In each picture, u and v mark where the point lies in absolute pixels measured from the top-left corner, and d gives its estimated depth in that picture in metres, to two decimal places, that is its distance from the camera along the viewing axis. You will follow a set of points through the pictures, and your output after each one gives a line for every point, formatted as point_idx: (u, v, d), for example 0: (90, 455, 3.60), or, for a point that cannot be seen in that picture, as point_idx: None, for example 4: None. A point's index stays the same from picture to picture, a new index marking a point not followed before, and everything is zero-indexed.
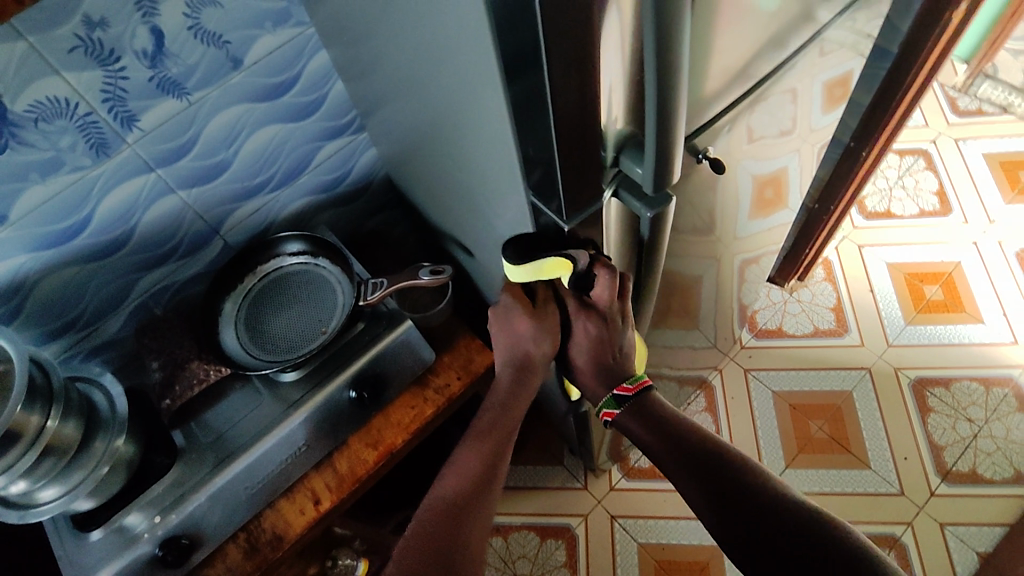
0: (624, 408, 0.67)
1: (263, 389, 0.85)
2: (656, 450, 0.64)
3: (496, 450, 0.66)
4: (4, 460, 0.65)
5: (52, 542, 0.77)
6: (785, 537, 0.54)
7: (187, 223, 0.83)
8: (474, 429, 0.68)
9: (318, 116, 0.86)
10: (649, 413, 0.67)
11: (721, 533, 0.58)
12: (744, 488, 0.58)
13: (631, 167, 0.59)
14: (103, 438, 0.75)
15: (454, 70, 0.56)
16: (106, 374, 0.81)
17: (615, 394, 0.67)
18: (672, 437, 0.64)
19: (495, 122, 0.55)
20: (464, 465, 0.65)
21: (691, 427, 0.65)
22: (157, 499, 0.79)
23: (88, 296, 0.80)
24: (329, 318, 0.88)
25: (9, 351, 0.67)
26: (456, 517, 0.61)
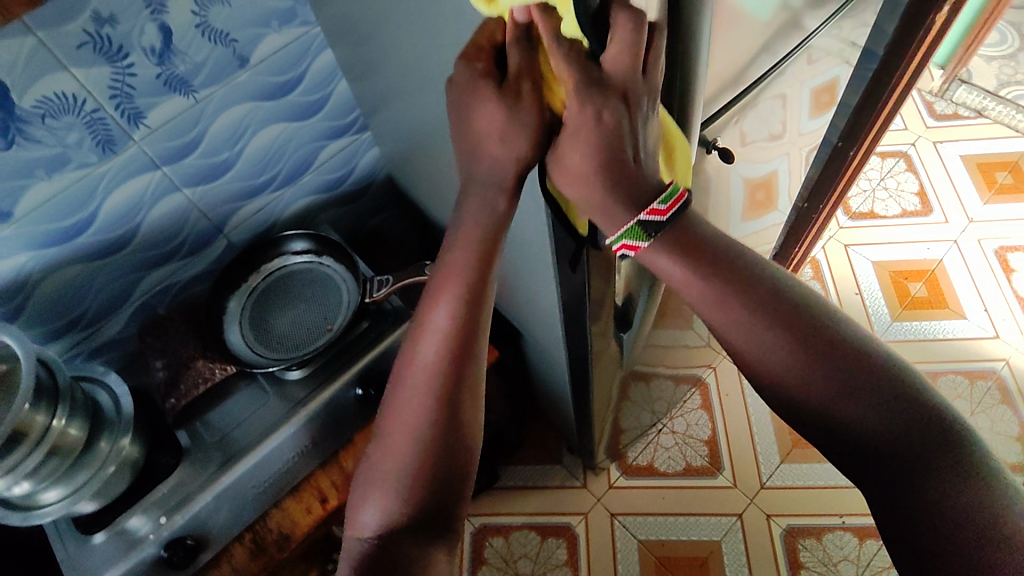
0: (655, 238, 0.47)
1: (268, 388, 0.85)
2: (703, 297, 0.47)
3: (467, 317, 0.49)
4: (8, 462, 0.64)
5: (53, 545, 0.76)
6: (864, 396, 0.44)
7: (190, 222, 0.83)
8: (439, 275, 0.50)
9: (321, 115, 0.86)
10: (690, 246, 0.47)
11: (783, 387, 0.47)
12: (822, 342, 0.45)
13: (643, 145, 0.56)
14: (108, 437, 0.74)
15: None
16: (111, 374, 0.80)
17: (640, 219, 0.46)
18: (726, 276, 0.47)
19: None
20: (429, 345, 0.49)
21: (746, 258, 0.48)
22: (161, 501, 0.77)
23: (90, 295, 0.80)
24: (334, 316, 0.88)
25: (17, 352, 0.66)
26: (437, 390, 0.48)
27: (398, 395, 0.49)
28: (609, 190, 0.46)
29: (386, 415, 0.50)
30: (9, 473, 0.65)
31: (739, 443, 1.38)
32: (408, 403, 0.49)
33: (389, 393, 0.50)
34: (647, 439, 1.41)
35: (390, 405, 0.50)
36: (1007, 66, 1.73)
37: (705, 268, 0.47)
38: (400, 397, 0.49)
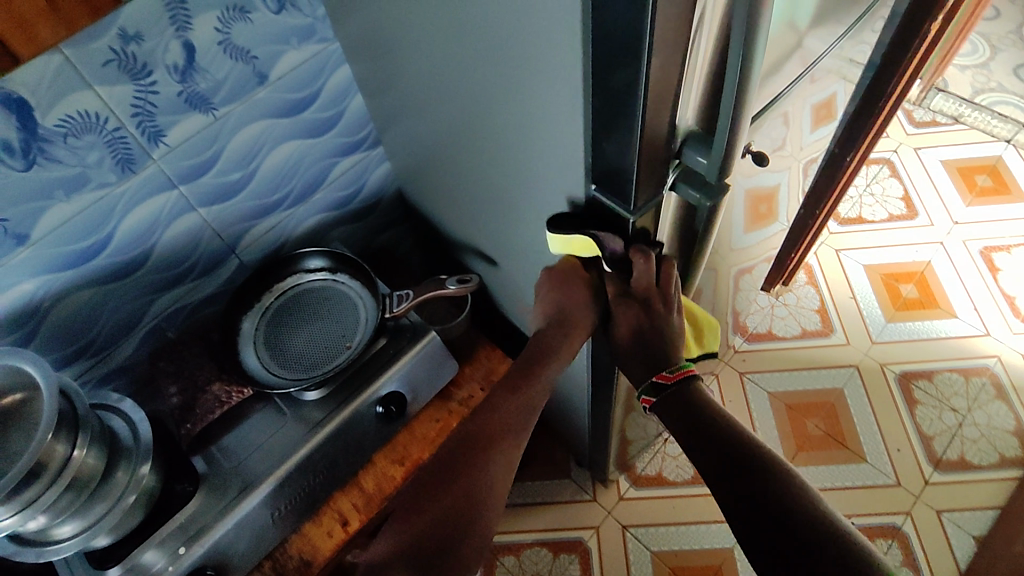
0: (661, 395, 0.62)
1: (285, 410, 0.83)
2: (687, 433, 0.60)
3: (525, 403, 0.66)
4: (25, 497, 0.61)
5: None
6: (806, 544, 0.50)
7: (204, 241, 0.82)
8: (512, 377, 0.67)
9: (335, 132, 0.86)
10: (686, 405, 0.62)
11: (733, 516, 0.55)
12: (770, 482, 0.54)
13: (693, 159, 0.54)
14: (126, 467, 0.72)
15: (497, 91, 0.58)
16: (125, 401, 0.78)
17: (654, 380, 0.62)
18: (707, 429, 0.59)
19: (547, 136, 0.56)
20: (490, 415, 0.65)
21: (730, 420, 0.60)
22: (178, 532, 0.74)
23: (102, 319, 0.77)
24: (352, 332, 0.87)
25: (39, 379, 0.63)
26: (484, 464, 0.62)
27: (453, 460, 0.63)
28: (637, 364, 0.64)
29: (445, 460, 0.63)
30: (24, 509, 0.61)
31: None
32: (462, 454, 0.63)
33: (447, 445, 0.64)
34: (654, 448, 1.41)
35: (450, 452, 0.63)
36: (980, 74, 1.81)
37: (692, 418, 0.61)
38: (458, 448, 0.63)
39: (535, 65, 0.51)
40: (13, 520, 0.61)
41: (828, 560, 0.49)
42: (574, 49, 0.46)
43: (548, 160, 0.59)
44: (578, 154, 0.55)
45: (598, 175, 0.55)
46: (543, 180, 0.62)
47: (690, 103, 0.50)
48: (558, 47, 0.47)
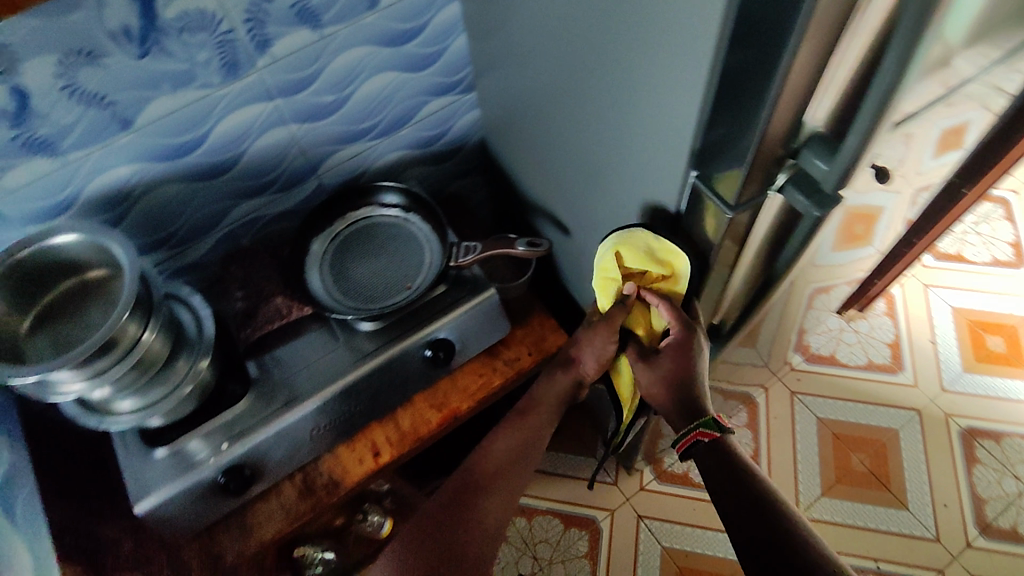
0: (719, 437, 0.65)
1: (339, 336, 0.85)
2: (717, 487, 0.63)
3: (529, 446, 0.77)
4: (95, 369, 0.65)
5: (117, 450, 0.78)
6: None
7: (290, 157, 0.83)
8: (508, 425, 0.78)
9: (433, 70, 0.85)
10: (727, 457, 0.64)
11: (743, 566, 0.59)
12: (786, 547, 0.57)
13: (811, 163, 0.51)
14: (187, 358, 0.76)
15: (609, 55, 0.55)
16: (194, 296, 0.81)
17: (714, 416, 0.65)
18: (738, 483, 0.62)
19: (654, 111, 0.53)
20: (498, 455, 0.76)
21: (759, 478, 0.62)
22: (224, 428, 0.78)
23: (185, 214, 0.81)
24: (414, 272, 0.87)
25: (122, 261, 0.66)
26: (472, 507, 0.73)
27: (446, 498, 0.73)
28: (689, 403, 0.66)
29: (441, 505, 0.73)
30: (93, 379, 0.65)
31: (780, 466, 1.34)
32: (475, 489, 0.74)
33: (463, 477, 0.75)
34: None
35: (465, 486, 0.74)
36: None
37: (725, 471, 0.63)
38: (472, 482, 0.74)
39: (660, 32, 0.47)
40: (82, 387, 0.65)
41: None
42: (708, 20, 0.42)
43: (648, 136, 0.56)
44: (684, 135, 0.51)
45: (701, 160, 0.52)
46: (638, 155, 0.59)
47: (824, 98, 0.47)
48: (689, 17, 0.44)
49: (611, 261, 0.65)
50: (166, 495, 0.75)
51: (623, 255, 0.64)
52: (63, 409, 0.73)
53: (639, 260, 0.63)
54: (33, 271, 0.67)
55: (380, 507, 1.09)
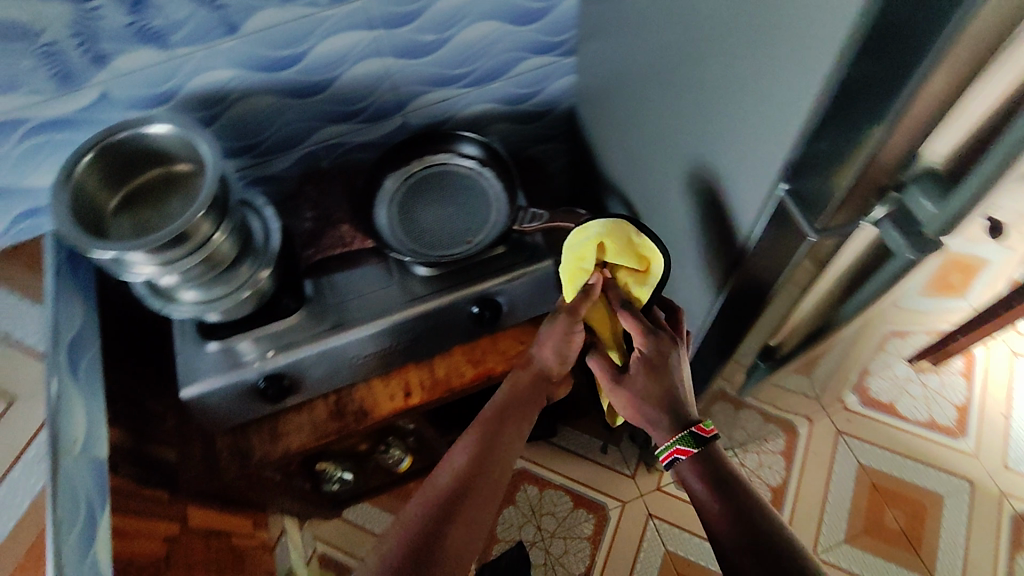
0: (700, 448, 0.65)
1: (392, 275, 0.86)
2: (713, 510, 0.63)
3: (495, 454, 0.68)
4: (164, 258, 0.68)
5: (175, 336, 0.83)
6: None
7: (381, 90, 0.85)
8: (473, 427, 0.70)
9: (537, 26, 0.85)
10: (716, 464, 0.65)
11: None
12: (767, 552, 0.58)
13: (916, 201, 0.46)
14: (251, 265, 0.79)
15: (721, 42, 0.51)
16: (268, 208, 0.84)
17: (692, 431, 0.65)
18: (721, 488, 0.63)
19: (756, 111, 0.50)
20: (467, 464, 0.67)
21: (758, 501, 0.62)
22: (274, 337, 0.82)
23: (274, 128, 0.83)
24: (477, 227, 0.87)
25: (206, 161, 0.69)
26: (443, 514, 0.63)
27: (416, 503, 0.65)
28: (660, 415, 0.67)
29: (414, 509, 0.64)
30: (162, 267, 0.69)
31: (806, 502, 1.29)
32: (453, 504, 0.64)
33: (440, 490, 0.65)
34: None
35: (440, 503, 0.64)
36: None
37: (708, 477, 0.64)
38: (453, 494, 0.65)
39: (782, 27, 0.44)
40: (151, 272, 0.69)
41: None
42: (835, 26, 0.39)
43: (744, 137, 0.52)
44: (782, 143, 0.48)
45: (795, 173, 0.48)
46: (728, 155, 0.56)
47: (951, 130, 0.42)
48: (817, 18, 0.40)
49: (588, 240, 0.69)
50: (211, 386, 0.80)
51: (604, 238, 0.68)
52: (135, 288, 0.78)
53: (618, 249, 0.68)
54: (127, 154, 0.71)
55: (402, 444, 1.13)
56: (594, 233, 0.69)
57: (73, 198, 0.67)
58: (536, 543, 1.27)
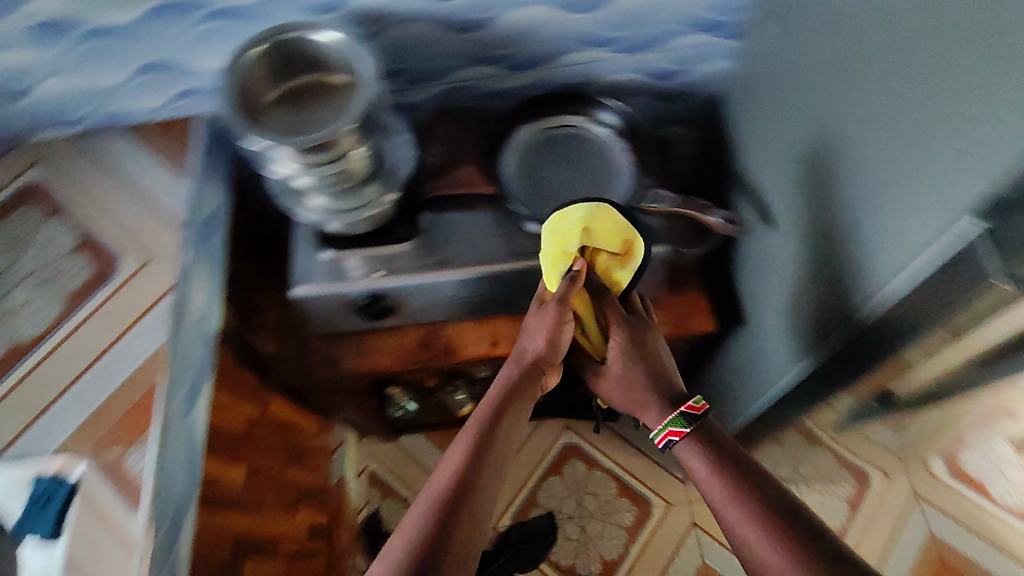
0: (693, 428, 0.69)
1: (503, 226, 0.85)
2: (716, 491, 0.65)
3: (491, 449, 0.68)
4: (305, 161, 0.72)
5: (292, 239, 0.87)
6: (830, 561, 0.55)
7: (533, 39, 0.83)
8: (468, 425, 0.71)
9: (708, 2, 0.80)
10: (713, 442, 0.68)
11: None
12: (779, 518, 0.60)
13: None
14: (377, 187, 0.81)
15: (939, 52, 0.46)
16: (399, 134, 0.86)
17: (681, 412, 0.70)
18: (723, 463, 0.66)
19: (963, 136, 0.45)
20: (466, 462, 0.66)
21: (766, 483, 0.64)
22: (382, 259, 0.84)
23: (423, 57, 0.84)
24: (597, 196, 0.85)
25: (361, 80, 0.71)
26: (451, 504, 0.62)
27: (424, 496, 0.64)
28: (651, 398, 0.74)
29: (422, 500, 0.63)
30: (301, 168, 0.73)
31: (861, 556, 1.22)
32: (461, 500, 0.63)
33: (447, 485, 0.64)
34: None
35: (445, 503, 0.62)
36: None
37: (707, 454, 0.67)
38: (461, 490, 0.64)
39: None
40: (292, 171, 0.73)
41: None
42: None
43: (938, 161, 0.47)
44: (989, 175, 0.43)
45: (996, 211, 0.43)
46: (909, 177, 0.51)
47: None
48: None
49: (574, 224, 0.72)
50: (317, 292, 0.84)
51: (591, 223, 0.72)
52: (273, 184, 0.83)
53: (604, 233, 0.72)
54: (291, 56, 0.74)
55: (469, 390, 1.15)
56: (577, 219, 0.72)
57: (237, 87, 0.71)
58: (573, 519, 1.27)
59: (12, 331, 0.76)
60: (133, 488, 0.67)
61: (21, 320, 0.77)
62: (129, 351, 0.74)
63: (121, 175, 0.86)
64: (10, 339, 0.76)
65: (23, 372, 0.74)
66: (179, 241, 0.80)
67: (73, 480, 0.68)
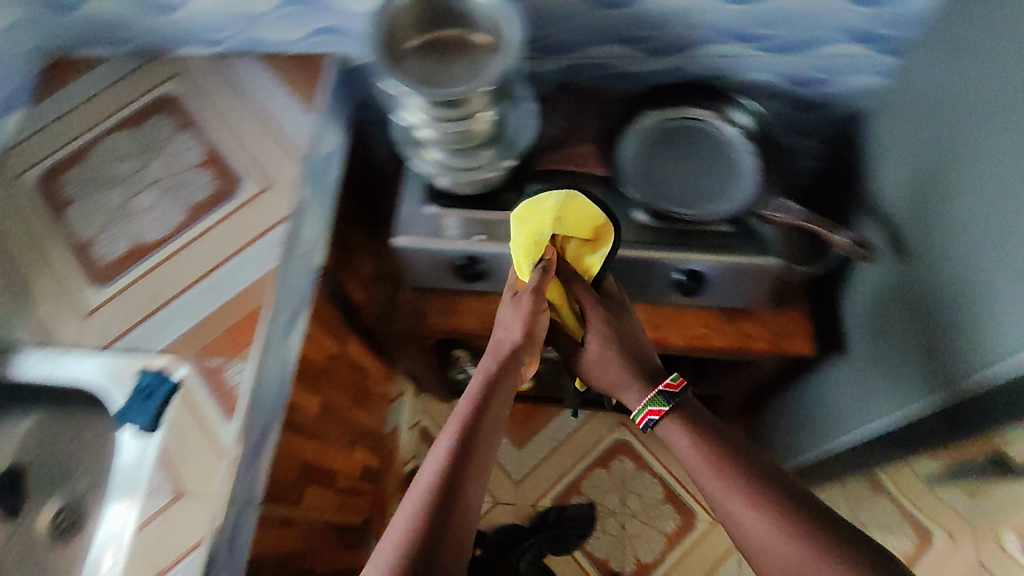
0: (671, 406, 0.68)
1: (609, 211, 0.80)
2: (700, 471, 0.64)
3: (480, 441, 0.64)
4: (434, 114, 0.72)
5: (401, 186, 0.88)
6: (833, 540, 0.56)
7: (677, 25, 0.80)
8: (456, 411, 0.66)
9: (874, 11, 0.74)
10: (694, 420, 0.67)
11: (758, 557, 0.59)
12: (769, 496, 0.60)
13: None
14: (495, 153, 0.81)
15: None
16: (521, 103, 0.85)
17: (659, 391, 0.69)
18: (708, 440, 0.65)
19: None
20: (453, 457, 0.61)
21: (749, 462, 0.63)
22: (483, 224, 0.82)
23: (561, 28, 0.81)
24: (714, 197, 0.80)
25: (506, 45, 0.70)
26: (444, 496, 0.58)
27: (415, 485, 0.60)
28: (630, 378, 0.72)
29: (415, 490, 0.60)
30: (427, 120, 0.74)
31: None
32: (451, 500, 0.59)
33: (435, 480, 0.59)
34: None
35: (438, 494, 0.58)
36: None
37: (690, 431, 0.66)
38: (450, 489, 0.59)
39: None
40: (419, 122, 0.74)
41: (846, 551, 0.55)
42: None
43: None
44: None
45: None
46: None
47: None
48: None
49: (544, 215, 0.70)
50: (412, 245, 0.84)
51: (562, 213, 0.70)
52: (396, 129, 0.85)
53: (575, 222, 0.71)
54: (440, 8, 0.73)
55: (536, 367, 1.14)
56: (547, 209, 0.70)
57: (384, 30, 0.71)
58: (615, 514, 1.27)
59: (134, 232, 0.81)
60: (229, 397, 0.70)
61: (144, 224, 0.81)
62: (239, 269, 0.77)
63: (250, 101, 0.88)
64: (133, 239, 0.80)
65: (141, 272, 0.78)
66: (300, 174, 0.83)
67: (176, 380, 0.71)
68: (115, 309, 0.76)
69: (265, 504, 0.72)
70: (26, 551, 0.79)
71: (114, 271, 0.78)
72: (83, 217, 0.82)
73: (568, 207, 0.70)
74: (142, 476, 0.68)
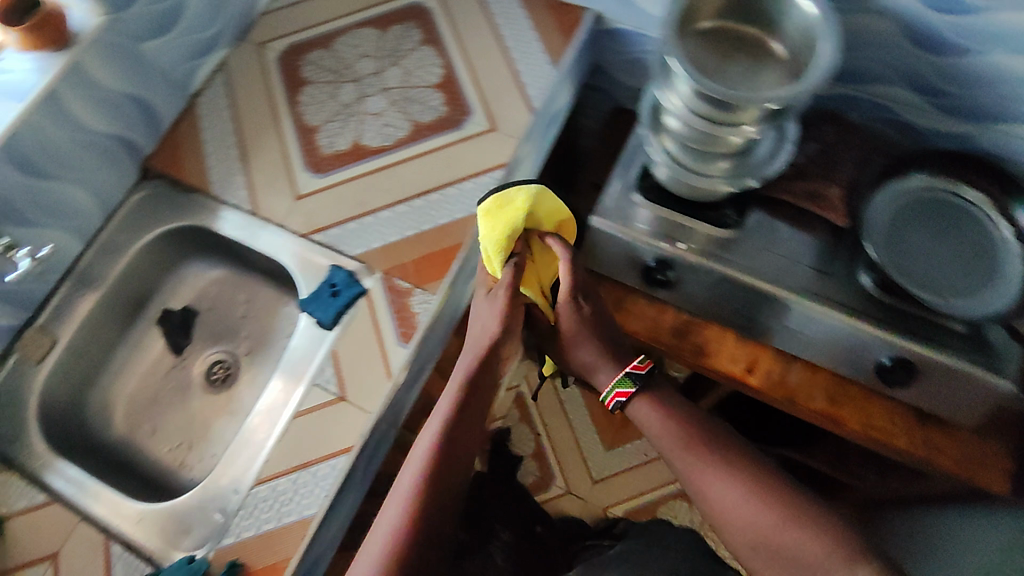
0: (639, 388, 0.59)
1: (830, 264, 0.74)
2: (670, 444, 0.57)
3: (487, 388, 0.58)
4: (693, 104, 0.65)
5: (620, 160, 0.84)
6: (799, 519, 0.52)
7: (993, 91, 0.70)
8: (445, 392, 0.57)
9: None
10: (663, 397, 0.59)
11: (728, 525, 0.54)
12: (730, 470, 0.55)
13: None
14: (730, 169, 0.73)
15: None
16: (787, 128, 0.74)
17: (625, 375, 0.59)
18: (679, 421, 0.58)
19: None
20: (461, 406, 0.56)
21: (712, 432, 0.58)
22: (687, 234, 0.77)
23: (858, 55, 0.74)
24: (960, 293, 0.69)
25: (809, 69, 0.60)
26: (441, 495, 0.52)
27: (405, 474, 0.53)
28: (602, 359, 0.61)
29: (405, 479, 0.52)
30: (684, 106, 0.67)
31: None
32: (458, 450, 0.54)
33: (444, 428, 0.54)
34: None
35: (432, 488, 0.51)
36: None
37: (660, 409, 0.58)
38: (457, 440, 0.54)
39: None
40: (674, 105, 0.68)
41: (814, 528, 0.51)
42: None
43: None
44: None
45: None
46: None
47: None
48: None
49: (515, 209, 0.60)
50: (602, 224, 0.78)
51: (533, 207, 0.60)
52: (644, 100, 0.79)
53: (544, 217, 0.62)
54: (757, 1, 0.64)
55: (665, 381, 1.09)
56: (518, 202, 0.60)
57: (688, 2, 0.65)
58: None
59: (358, 132, 0.81)
60: (407, 323, 0.71)
61: (369, 126, 0.81)
62: (447, 203, 0.76)
63: (499, 34, 0.84)
64: (355, 138, 0.81)
65: (354, 173, 0.79)
66: (527, 126, 0.79)
67: (363, 287, 0.73)
68: (323, 200, 0.78)
69: (405, 433, 0.73)
70: (176, 387, 0.84)
71: (331, 162, 0.80)
72: (314, 102, 0.83)
73: (536, 199, 0.61)
74: (311, 364, 0.73)
